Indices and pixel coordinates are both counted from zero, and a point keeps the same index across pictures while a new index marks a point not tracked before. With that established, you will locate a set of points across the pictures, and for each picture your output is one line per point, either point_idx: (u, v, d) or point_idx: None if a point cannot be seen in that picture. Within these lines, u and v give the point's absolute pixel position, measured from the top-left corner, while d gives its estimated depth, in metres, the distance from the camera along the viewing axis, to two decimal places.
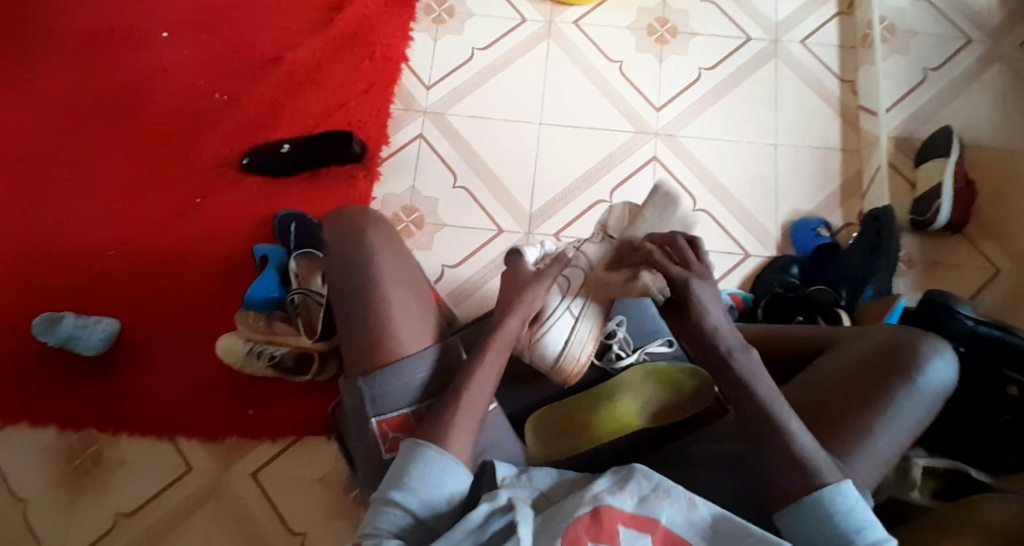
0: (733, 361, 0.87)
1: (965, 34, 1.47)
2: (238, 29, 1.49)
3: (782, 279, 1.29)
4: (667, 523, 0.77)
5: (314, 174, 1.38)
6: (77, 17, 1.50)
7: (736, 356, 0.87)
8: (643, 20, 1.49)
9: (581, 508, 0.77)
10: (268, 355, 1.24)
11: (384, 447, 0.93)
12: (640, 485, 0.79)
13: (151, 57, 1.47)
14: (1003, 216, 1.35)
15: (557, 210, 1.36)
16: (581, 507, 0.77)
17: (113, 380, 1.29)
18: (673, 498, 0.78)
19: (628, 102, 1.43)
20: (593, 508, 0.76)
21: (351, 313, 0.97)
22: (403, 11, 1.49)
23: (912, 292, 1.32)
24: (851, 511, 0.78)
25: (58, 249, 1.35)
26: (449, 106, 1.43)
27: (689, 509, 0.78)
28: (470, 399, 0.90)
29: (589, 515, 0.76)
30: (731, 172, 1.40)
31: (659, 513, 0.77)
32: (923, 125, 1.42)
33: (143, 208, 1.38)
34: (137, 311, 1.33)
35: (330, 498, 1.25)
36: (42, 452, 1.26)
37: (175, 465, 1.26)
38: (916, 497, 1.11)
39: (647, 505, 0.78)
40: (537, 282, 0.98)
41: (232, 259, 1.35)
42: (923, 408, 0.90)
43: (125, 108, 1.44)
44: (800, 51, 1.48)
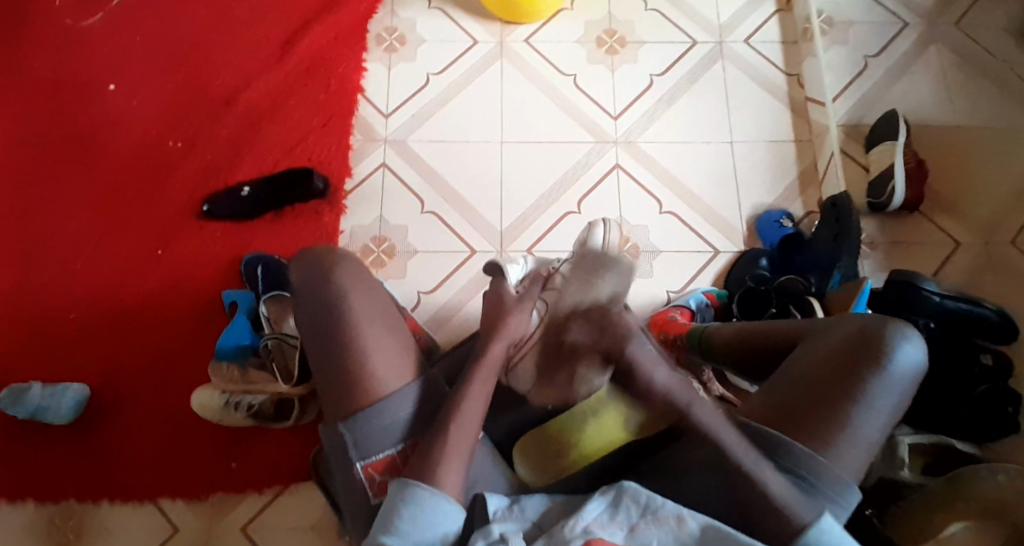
0: (692, 410, 0.87)
1: (900, 22, 1.53)
2: (185, 74, 1.46)
3: (754, 272, 1.31)
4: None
5: (277, 215, 1.36)
6: (14, 75, 1.45)
7: (695, 410, 0.86)
8: (592, 32, 1.51)
9: (574, 542, 0.77)
10: (247, 405, 1.20)
11: (372, 492, 0.91)
12: (630, 511, 0.81)
13: (95, 110, 1.43)
14: (955, 191, 1.40)
15: (528, 225, 1.36)
16: (573, 540, 0.78)
17: (86, 446, 1.24)
18: (662, 521, 0.79)
19: (587, 113, 1.45)
20: (586, 541, 0.77)
21: (326, 358, 0.95)
22: (353, 43, 1.48)
23: (877, 273, 1.35)
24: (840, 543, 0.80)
25: (16, 315, 1.30)
26: (408, 133, 1.42)
27: (679, 526, 0.79)
28: (456, 431, 0.88)
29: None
30: (693, 172, 1.42)
31: (651, 540, 0.79)
32: (871, 111, 1.46)
33: (102, 265, 1.33)
34: (105, 371, 1.28)
35: (327, 543, 1.21)
36: (19, 528, 1.20)
37: (162, 527, 1.21)
38: (906, 476, 1.12)
39: (636, 534, 0.79)
40: (517, 309, 1.01)
41: (200, 308, 1.32)
42: (897, 393, 0.91)
43: (74, 164, 1.39)
44: (746, 50, 1.51)
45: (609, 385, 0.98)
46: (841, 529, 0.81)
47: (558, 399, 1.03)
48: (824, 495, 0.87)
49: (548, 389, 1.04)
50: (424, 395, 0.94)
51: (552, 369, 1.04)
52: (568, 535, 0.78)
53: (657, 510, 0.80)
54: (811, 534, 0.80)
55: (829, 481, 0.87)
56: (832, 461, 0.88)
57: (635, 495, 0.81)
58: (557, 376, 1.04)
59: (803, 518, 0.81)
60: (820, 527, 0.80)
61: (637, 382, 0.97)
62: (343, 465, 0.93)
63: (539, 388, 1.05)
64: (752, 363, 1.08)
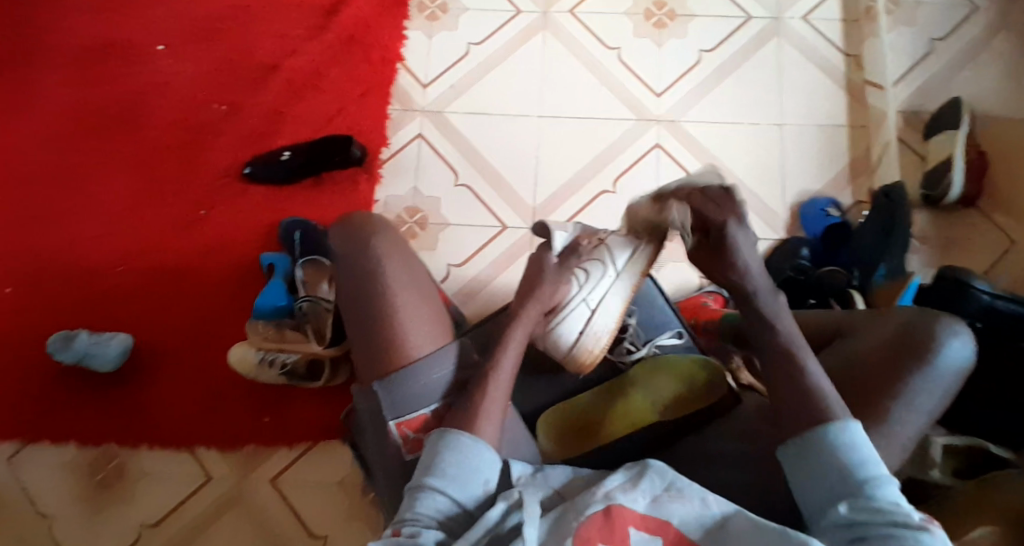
0: (757, 297, 0.90)
1: (971, 2, 1.44)
2: (232, 37, 1.48)
3: (794, 261, 1.27)
4: (678, 524, 0.77)
5: (316, 181, 1.38)
6: (71, 31, 1.50)
7: (761, 300, 0.90)
8: (640, 4, 1.47)
9: (594, 505, 0.78)
10: (281, 363, 1.24)
11: (406, 447, 0.92)
12: (654, 483, 0.80)
13: (147, 70, 1.47)
14: (1017, 186, 1.32)
15: (562, 202, 1.35)
16: (594, 504, 0.78)
17: (129, 393, 1.30)
18: (686, 498, 0.79)
19: (629, 90, 1.41)
20: (605, 506, 0.77)
21: (359, 319, 0.96)
22: (396, 11, 1.47)
23: (925, 269, 1.30)
24: (855, 449, 0.76)
25: (68, 267, 1.36)
26: (447, 103, 1.42)
27: (702, 507, 0.78)
28: (493, 388, 0.90)
29: (601, 511, 0.77)
30: (736, 154, 1.38)
31: (672, 514, 0.78)
32: (932, 97, 1.38)
33: (150, 221, 1.38)
34: (149, 324, 1.33)
35: (349, 501, 1.25)
36: (64, 468, 1.28)
37: (196, 474, 1.27)
38: (936, 476, 1.09)
39: (659, 505, 0.78)
40: (554, 277, 1.01)
41: (239, 268, 1.36)
42: (941, 394, 0.87)
43: (126, 125, 1.44)
44: (802, 27, 1.45)
45: (638, 372, 1.03)
46: (863, 437, 0.77)
47: (588, 369, 1.04)
48: None
49: (581, 357, 1.03)
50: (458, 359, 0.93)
51: (588, 336, 1.03)
52: (590, 499, 0.79)
53: (681, 488, 0.79)
54: (828, 427, 0.78)
55: None
56: None
57: (661, 471, 0.81)
58: (592, 345, 1.03)
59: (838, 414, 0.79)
60: (842, 423, 0.78)
61: (665, 370, 1.02)
62: (377, 424, 0.94)
63: (572, 354, 1.03)
64: None
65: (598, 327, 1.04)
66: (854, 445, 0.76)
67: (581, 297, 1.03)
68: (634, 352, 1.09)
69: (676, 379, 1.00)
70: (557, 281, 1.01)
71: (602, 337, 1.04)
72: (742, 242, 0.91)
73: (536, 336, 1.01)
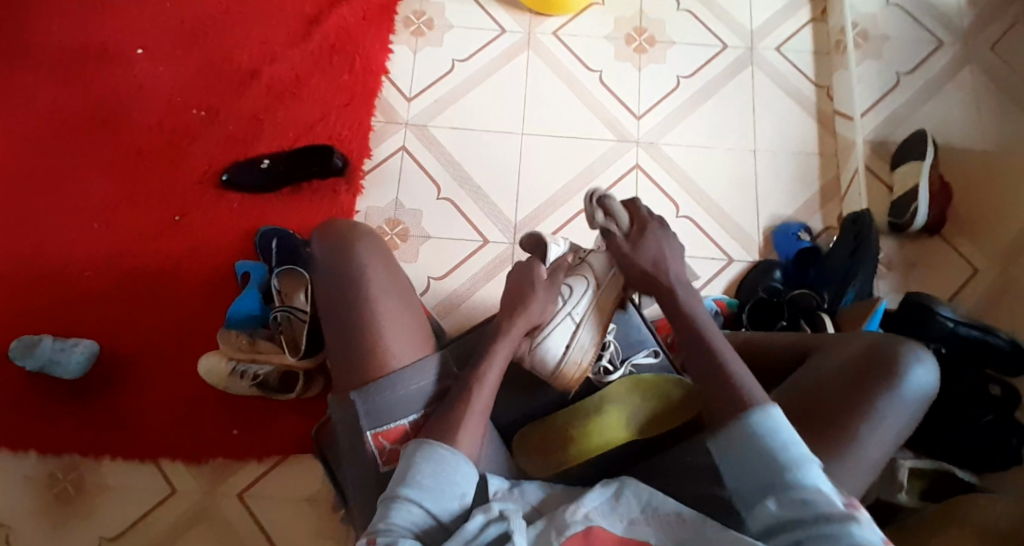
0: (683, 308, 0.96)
1: (936, 39, 1.50)
2: (213, 43, 1.47)
3: (766, 283, 1.30)
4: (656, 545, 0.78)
5: (295, 190, 1.37)
6: (46, 30, 1.47)
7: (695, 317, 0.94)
8: (622, 29, 1.50)
9: (574, 526, 0.77)
10: (253, 374, 1.22)
11: (382, 458, 0.91)
12: (630, 505, 0.80)
13: (124, 73, 1.45)
14: (978, 216, 1.38)
15: (542, 219, 1.36)
16: (574, 524, 0.77)
17: (92, 402, 1.26)
18: (664, 519, 0.79)
19: (610, 112, 1.44)
20: (586, 527, 0.77)
21: (339, 326, 0.94)
22: (381, 24, 1.48)
23: (892, 294, 1.34)
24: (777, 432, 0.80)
25: (33, 271, 1.32)
26: (430, 118, 1.42)
27: (680, 524, 0.78)
28: (476, 401, 0.89)
29: (580, 533, 0.77)
30: (712, 177, 1.41)
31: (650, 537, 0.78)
32: (898, 129, 1.44)
33: (120, 226, 1.35)
34: (116, 331, 1.30)
35: (320, 517, 1.23)
36: (21, 479, 1.23)
37: (160, 487, 1.23)
38: (904, 499, 1.12)
39: (635, 528, 0.79)
40: (541, 290, 1.01)
41: (212, 276, 1.33)
42: (906, 414, 0.89)
43: (99, 127, 1.41)
44: (776, 58, 1.50)
45: (615, 389, 1.02)
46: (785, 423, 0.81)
47: (574, 386, 1.03)
48: None
49: (568, 372, 1.02)
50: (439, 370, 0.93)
51: (573, 351, 1.02)
52: (569, 519, 0.78)
53: (658, 507, 0.80)
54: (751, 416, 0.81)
55: None
56: (837, 476, 0.86)
57: (638, 491, 0.81)
58: (578, 359, 1.02)
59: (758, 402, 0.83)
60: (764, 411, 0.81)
61: (639, 388, 1.02)
62: (354, 438, 0.93)
63: (559, 370, 1.01)
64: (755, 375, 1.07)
65: (583, 341, 1.03)
66: (775, 431, 0.80)
67: (564, 312, 1.04)
68: (611, 372, 1.05)
69: (651, 396, 1.01)
70: (541, 297, 1.00)
71: (588, 351, 1.03)
72: (660, 247, 1.00)
73: (522, 353, 1.01)
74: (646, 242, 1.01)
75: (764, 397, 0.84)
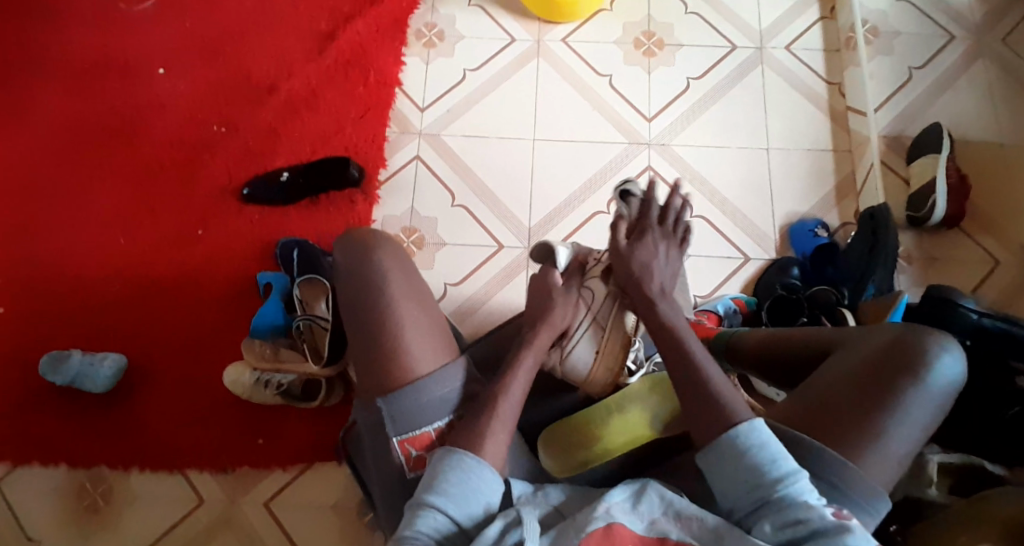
0: (657, 304, 0.95)
1: (948, 33, 1.50)
2: (231, 62, 1.50)
3: (784, 279, 1.30)
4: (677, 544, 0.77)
5: (313, 202, 1.39)
6: (72, 55, 1.52)
7: (660, 302, 0.95)
8: (630, 33, 1.51)
9: (596, 522, 0.77)
10: (276, 383, 1.24)
11: (408, 465, 0.91)
12: (653, 504, 0.80)
13: (147, 93, 1.49)
14: (997, 208, 1.37)
15: (556, 223, 1.37)
16: (595, 521, 0.77)
17: (121, 414, 1.29)
18: (686, 520, 0.79)
19: (621, 115, 1.45)
20: (607, 523, 0.77)
21: (363, 334, 0.94)
22: (394, 37, 1.51)
23: (912, 288, 1.33)
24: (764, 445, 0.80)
25: (62, 287, 1.35)
26: (444, 127, 1.45)
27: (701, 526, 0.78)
28: (502, 410, 0.89)
29: (602, 529, 0.76)
30: (726, 177, 1.41)
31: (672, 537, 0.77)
32: (912, 123, 1.43)
33: (145, 242, 1.38)
34: (142, 344, 1.32)
35: (344, 523, 1.24)
36: (53, 491, 1.25)
37: (187, 497, 1.25)
38: (933, 494, 1.10)
39: (657, 527, 0.78)
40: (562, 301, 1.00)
41: (234, 289, 1.35)
42: (932, 405, 0.88)
43: (123, 145, 1.45)
44: (786, 56, 1.50)
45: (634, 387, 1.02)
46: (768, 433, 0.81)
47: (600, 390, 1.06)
48: (851, 499, 0.85)
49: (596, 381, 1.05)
50: (459, 376, 0.92)
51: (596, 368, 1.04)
52: (590, 517, 0.78)
53: (680, 510, 0.79)
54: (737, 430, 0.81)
55: (859, 488, 0.85)
56: (863, 469, 0.85)
57: (661, 490, 0.81)
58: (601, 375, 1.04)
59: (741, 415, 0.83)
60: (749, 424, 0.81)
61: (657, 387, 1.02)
62: (378, 444, 0.93)
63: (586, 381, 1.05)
64: (779, 368, 1.06)
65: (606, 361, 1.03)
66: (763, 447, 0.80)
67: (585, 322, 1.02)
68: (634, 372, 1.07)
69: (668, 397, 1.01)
70: (565, 310, 1.00)
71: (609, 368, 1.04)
72: (665, 255, 0.99)
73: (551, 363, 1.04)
74: (659, 245, 0.99)
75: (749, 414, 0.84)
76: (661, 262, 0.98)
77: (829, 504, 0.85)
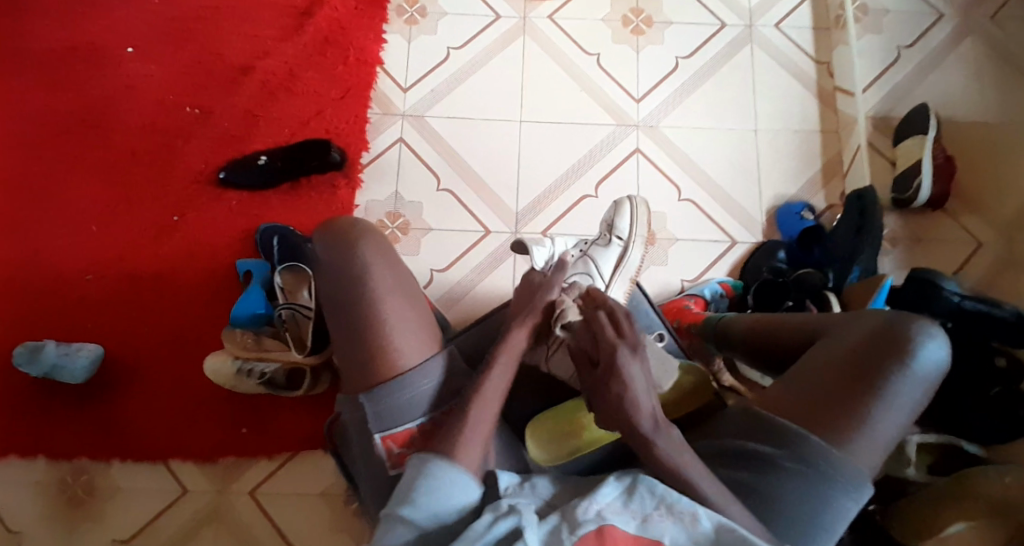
0: (654, 441, 0.83)
1: (937, 11, 1.48)
2: (204, 38, 1.45)
3: (771, 262, 1.30)
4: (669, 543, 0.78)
5: (293, 185, 1.35)
6: (36, 31, 1.45)
7: (658, 443, 0.82)
8: (618, 11, 1.48)
9: (586, 525, 0.77)
10: (259, 372, 1.21)
11: (390, 462, 0.91)
12: (644, 502, 0.80)
13: (116, 72, 1.43)
14: (982, 190, 1.37)
15: (543, 208, 1.35)
16: (586, 523, 0.77)
17: (100, 406, 1.26)
18: (678, 515, 0.79)
19: (609, 96, 1.42)
20: (598, 526, 0.77)
21: (346, 327, 0.93)
22: (375, 13, 1.46)
23: (896, 270, 1.34)
24: None
25: (34, 276, 1.31)
26: (427, 107, 1.41)
27: (692, 524, 0.78)
28: (486, 403, 0.87)
29: (594, 532, 0.77)
30: (713, 160, 1.40)
31: (664, 535, 0.78)
32: (899, 104, 1.43)
33: (119, 228, 1.34)
34: (120, 334, 1.29)
35: (333, 512, 1.23)
36: (33, 485, 1.23)
37: (172, 489, 1.23)
38: (912, 474, 1.13)
39: (649, 525, 0.79)
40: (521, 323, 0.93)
41: (214, 276, 1.32)
42: (918, 390, 0.89)
43: (93, 129, 1.39)
44: (775, 35, 1.48)
45: None
46: None
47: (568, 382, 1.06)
48: (836, 485, 0.86)
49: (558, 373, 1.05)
50: (443, 372, 0.91)
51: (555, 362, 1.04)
52: (581, 517, 0.78)
53: (672, 504, 0.80)
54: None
55: (843, 473, 0.86)
56: (848, 456, 0.86)
57: (651, 487, 0.81)
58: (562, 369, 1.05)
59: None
60: None
61: None
62: (363, 439, 0.92)
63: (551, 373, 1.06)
64: (762, 354, 1.06)
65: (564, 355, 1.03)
66: None
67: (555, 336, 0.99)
68: None
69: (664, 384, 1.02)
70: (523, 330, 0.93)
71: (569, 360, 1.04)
72: (639, 372, 0.84)
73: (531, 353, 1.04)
74: (633, 366, 0.84)
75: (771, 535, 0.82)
76: (638, 387, 0.83)
77: (813, 490, 0.86)
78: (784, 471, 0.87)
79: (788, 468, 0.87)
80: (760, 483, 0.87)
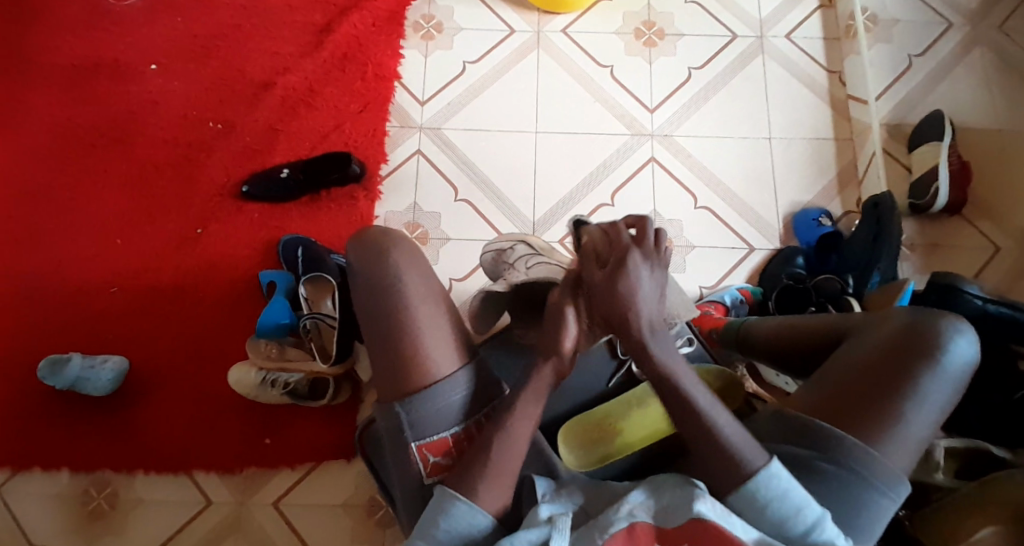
0: (649, 346, 0.81)
1: (945, 20, 1.50)
2: (226, 56, 1.48)
3: (788, 270, 1.30)
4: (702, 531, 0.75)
5: (314, 198, 1.37)
6: (62, 51, 1.49)
7: (652, 347, 0.81)
8: (630, 24, 1.50)
9: (619, 523, 0.76)
10: (283, 382, 1.23)
11: (425, 471, 0.88)
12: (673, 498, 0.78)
13: (139, 90, 1.46)
14: (997, 195, 1.38)
15: (560, 216, 1.37)
16: (618, 521, 0.76)
17: (123, 418, 1.27)
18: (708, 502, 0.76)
19: (623, 106, 1.44)
20: (630, 525, 0.76)
21: (379, 336, 0.91)
22: (392, 30, 1.49)
23: (915, 275, 1.33)
24: (786, 492, 0.76)
25: (58, 290, 1.33)
26: (445, 120, 1.43)
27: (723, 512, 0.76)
28: (529, 403, 0.84)
29: (624, 531, 0.76)
30: (729, 167, 1.41)
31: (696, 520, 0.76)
32: (911, 111, 1.44)
33: (143, 242, 1.36)
34: (143, 346, 1.30)
35: (355, 523, 1.23)
36: (56, 498, 1.23)
37: (195, 500, 1.23)
38: (940, 479, 1.05)
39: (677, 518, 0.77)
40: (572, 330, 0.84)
41: (237, 288, 1.34)
42: (947, 388, 0.86)
43: (118, 145, 1.42)
44: (785, 45, 1.50)
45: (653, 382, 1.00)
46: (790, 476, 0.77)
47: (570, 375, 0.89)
48: (872, 486, 0.83)
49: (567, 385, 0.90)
50: (474, 384, 0.89)
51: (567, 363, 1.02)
52: (613, 517, 0.77)
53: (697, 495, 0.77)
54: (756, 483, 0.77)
55: (879, 473, 0.83)
56: (882, 456, 0.83)
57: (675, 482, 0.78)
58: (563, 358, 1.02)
59: (753, 462, 0.78)
60: (768, 472, 0.77)
61: None
62: (396, 448, 0.89)
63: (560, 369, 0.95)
64: (792, 358, 1.03)
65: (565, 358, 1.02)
66: (787, 493, 0.76)
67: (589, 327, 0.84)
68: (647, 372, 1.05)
69: None
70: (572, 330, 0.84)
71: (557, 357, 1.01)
72: (648, 279, 0.81)
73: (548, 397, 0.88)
74: (642, 274, 0.80)
75: (761, 455, 0.79)
76: (644, 294, 0.80)
77: (850, 492, 0.83)
78: (820, 473, 0.83)
79: (825, 471, 0.83)
80: (796, 487, 0.84)
